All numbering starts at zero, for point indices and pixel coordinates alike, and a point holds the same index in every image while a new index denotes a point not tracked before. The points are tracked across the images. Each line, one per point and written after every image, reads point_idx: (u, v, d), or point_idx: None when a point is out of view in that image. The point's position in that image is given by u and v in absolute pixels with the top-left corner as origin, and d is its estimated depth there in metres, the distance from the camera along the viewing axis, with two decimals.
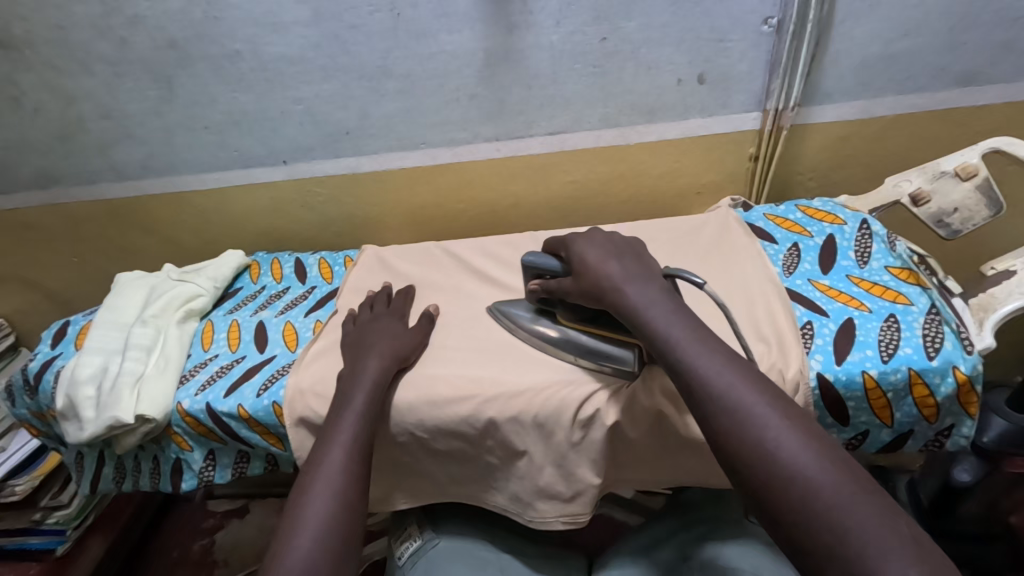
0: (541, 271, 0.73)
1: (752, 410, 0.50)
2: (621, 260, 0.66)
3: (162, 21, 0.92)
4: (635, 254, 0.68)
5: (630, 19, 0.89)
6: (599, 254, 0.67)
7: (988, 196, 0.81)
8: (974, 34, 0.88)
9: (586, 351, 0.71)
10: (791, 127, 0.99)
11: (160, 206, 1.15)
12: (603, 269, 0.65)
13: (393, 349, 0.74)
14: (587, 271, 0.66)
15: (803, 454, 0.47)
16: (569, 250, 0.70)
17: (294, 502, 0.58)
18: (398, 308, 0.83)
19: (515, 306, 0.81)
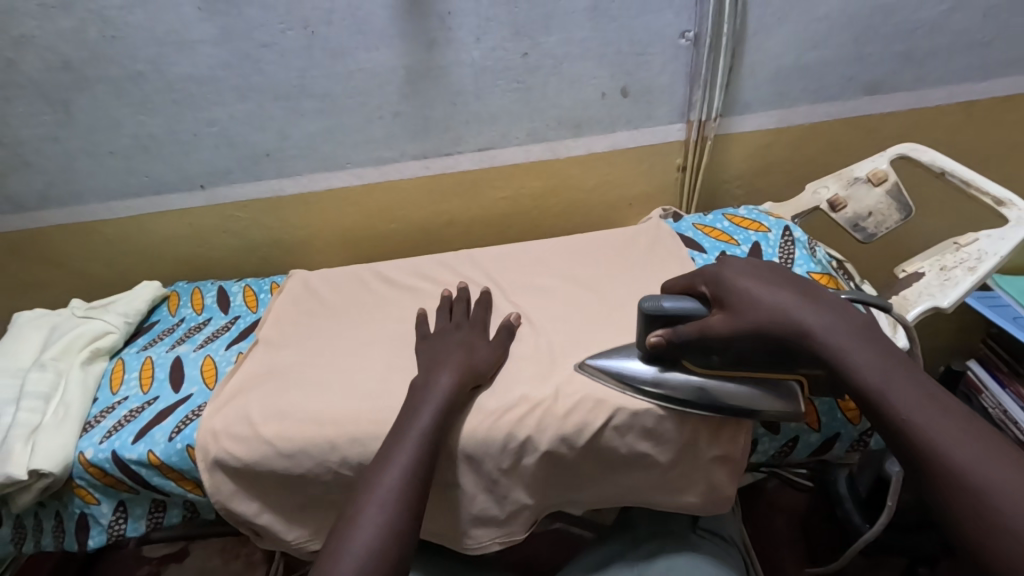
0: (671, 315, 0.62)
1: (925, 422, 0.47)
2: (780, 282, 0.57)
3: (53, 41, 0.86)
4: (790, 279, 0.59)
5: (550, 34, 0.89)
6: (761, 282, 0.58)
7: (898, 200, 0.85)
8: (875, 46, 0.92)
9: (746, 399, 0.65)
10: (715, 137, 1.01)
11: (66, 238, 1.06)
12: (773, 296, 0.56)
13: (465, 363, 0.72)
14: (755, 308, 0.56)
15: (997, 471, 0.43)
16: (719, 284, 0.60)
17: (345, 517, 0.56)
18: (478, 317, 0.81)
19: (610, 359, 0.71)
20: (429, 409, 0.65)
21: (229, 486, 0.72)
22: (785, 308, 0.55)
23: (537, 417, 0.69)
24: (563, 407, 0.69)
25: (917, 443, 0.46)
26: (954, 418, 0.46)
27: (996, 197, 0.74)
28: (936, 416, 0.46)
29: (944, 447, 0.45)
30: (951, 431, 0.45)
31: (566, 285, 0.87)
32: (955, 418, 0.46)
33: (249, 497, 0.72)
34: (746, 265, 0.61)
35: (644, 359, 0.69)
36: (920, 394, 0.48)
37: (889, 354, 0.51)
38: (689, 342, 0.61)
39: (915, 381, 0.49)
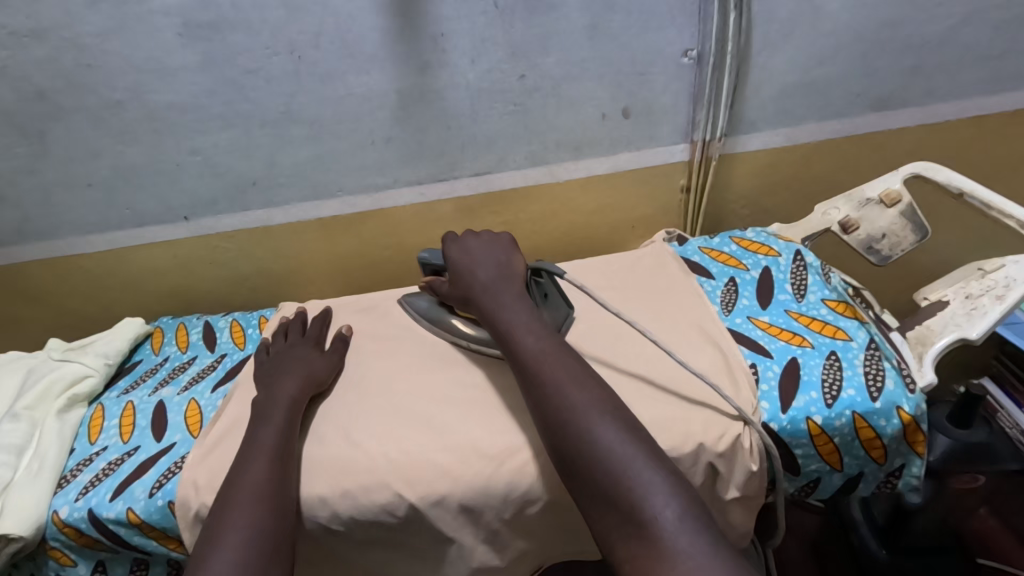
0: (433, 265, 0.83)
1: (578, 410, 0.56)
2: (491, 271, 0.72)
3: (25, 71, 0.81)
4: (507, 263, 0.73)
5: (548, 54, 0.86)
6: (472, 259, 0.74)
7: (914, 221, 0.81)
8: (884, 61, 0.90)
9: (482, 336, 0.78)
10: (720, 156, 0.98)
11: (42, 273, 1.01)
12: (477, 270, 0.72)
13: (307, 376, 0.75)
14: (460, 277, 0.73)
15: (618, 445, 0.53)
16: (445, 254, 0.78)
17: (218, 511, 0.59)
18: (313, 333, 0.83)
19: (416, 297, 0.87)
20: (275, 426, 0.67)
21: None
22: (480, 289, 0.70)
23: (540, 464, 0.65)
24: None
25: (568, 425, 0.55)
26: (625, 431, 0.54)
27: (1020, 219, 0.71)
28: (607, 427, 0.54)
29: (602, 442, 0.53)
30: (614, 442, 0.53)
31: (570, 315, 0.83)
32: (623, 430, 0.54)
33: None
34: (481, 243, 0.76)
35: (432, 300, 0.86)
36: (584, 398, 0.57)
37: (576, 369, 0.60)
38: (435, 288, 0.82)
39: (593, 396, 0.57)
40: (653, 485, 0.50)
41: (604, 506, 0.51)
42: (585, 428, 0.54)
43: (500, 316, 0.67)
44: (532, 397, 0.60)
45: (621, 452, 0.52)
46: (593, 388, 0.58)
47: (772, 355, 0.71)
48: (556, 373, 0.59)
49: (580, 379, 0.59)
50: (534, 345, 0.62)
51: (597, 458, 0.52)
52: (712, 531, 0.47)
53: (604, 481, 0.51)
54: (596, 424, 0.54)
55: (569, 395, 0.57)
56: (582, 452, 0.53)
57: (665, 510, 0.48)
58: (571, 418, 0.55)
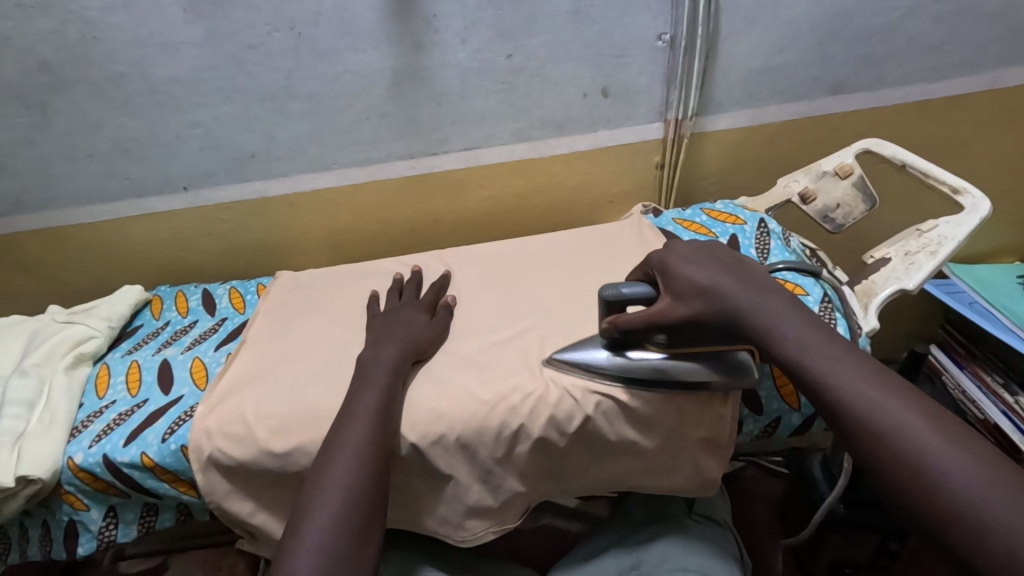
0: (629, 301, 0.65)
1: (884, 411, 0.43)
2: (735, 274, 0.56)
3: (31, 43, 0.84)
4: (736, 264, 0.59)
5: (533, 36, 0.92)
6: (708, 270, 0.57)
7: (863, 192, 0.89)
8: (839, 48, 0.98)
9: (698, 370, 0.69)
10: (691, 135, 1.05)
11: (39, 244, 1.04)
12: (719, 284, 0.56)
13: (409, 339, 0.77)
14: (700, 292, 0.56)
15: (963, 467, 0.39)
16: (666, 272, 0.60)
17: (319, 464, 0.60)
18: (425, 299, 0.85)
19: (578, 352, 0.74)
20: (378, 387, 0.68)
21: (222, 486, 0.71)
22: (741, 308, 0.54)
23: (530, 406, 0.71)
24: (558, 398, 0.71)
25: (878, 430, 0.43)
26: (967, 447, 0.40)
27: (951, 185, 0.79)
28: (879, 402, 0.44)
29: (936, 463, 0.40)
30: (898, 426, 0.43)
31: (556, 280, 0.90)
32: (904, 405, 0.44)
33: (242, 497, 0.72)
34: (698, 251, 0.61)
35: (605, 347, 0.73)
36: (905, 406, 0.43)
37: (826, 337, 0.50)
38: (635, 329, 0.64)
39: (914, 403, 0.43)
40: (981, 478, 0.38)
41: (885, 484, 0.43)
42: (905, 438, 0.42)
43: (743, 302, 0.54)
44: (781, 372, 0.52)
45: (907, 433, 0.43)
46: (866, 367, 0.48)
47: None
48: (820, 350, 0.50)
49: (883, 378, 0.46)
50: (795, 335, 0.51)
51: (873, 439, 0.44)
52: None
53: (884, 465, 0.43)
54: (866, 396, 0.45)
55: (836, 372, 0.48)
56: (906, 469, 0.41)
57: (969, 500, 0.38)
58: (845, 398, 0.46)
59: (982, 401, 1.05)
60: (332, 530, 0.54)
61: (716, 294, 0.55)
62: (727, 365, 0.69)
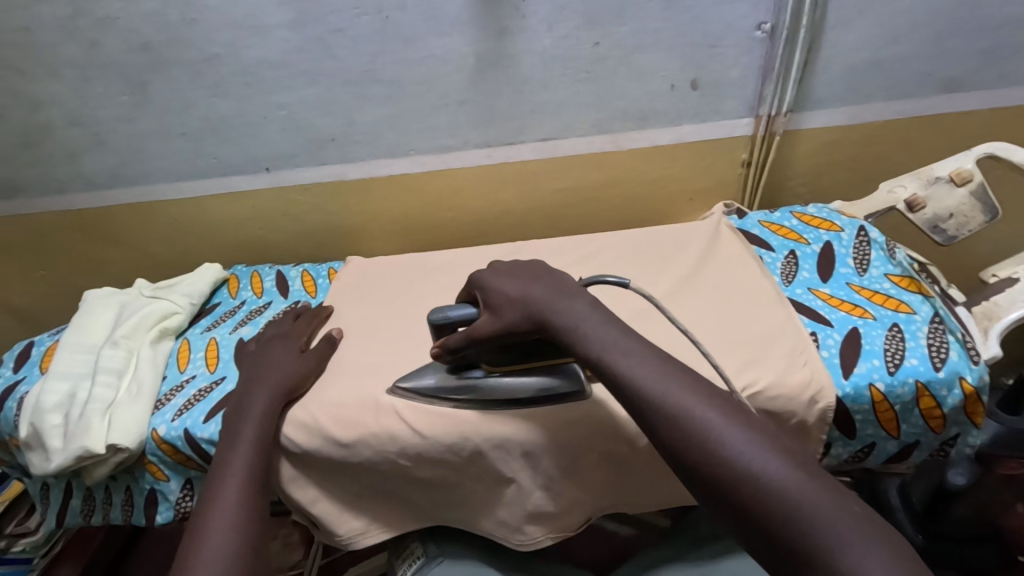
0: (456, 323, 0.66)
1: (694, 413, 0.47)
2: (547, 282, 0.61)
3: (134, 23, 0.86)
4: (545, 272, 0.62)
5: (624, 23, 0.87)
6: (517, 283, 0.62)
7: (983, 202, 0.81)
8: (961, 41, 0.89)
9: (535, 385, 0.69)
10: (784, 133, 0.99)
11: (131, 218, 1.08)
12: (534, 293, 0.60)
13: (280, 377, 0.74)
14: (514, 302, 0.61)
15: (759, 455, 0.43)
16: (484, 290, 0.64)
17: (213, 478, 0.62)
18: (301, 329, 0.84)
19: (418, 378, 0.73)
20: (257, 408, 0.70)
21: (288, 471, 0.73)
22: (548, 313, 0.58)
23: (603, 414, 0.68)
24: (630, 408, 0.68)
25: (686, 428, 0.46)
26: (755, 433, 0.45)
27: None
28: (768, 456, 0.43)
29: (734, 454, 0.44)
30: (795, 487, 0.41)
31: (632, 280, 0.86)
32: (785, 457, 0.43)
33: (306, 483, 0.74)
34: (514, 267, 0.65)
35: (441, 372, 0.73)
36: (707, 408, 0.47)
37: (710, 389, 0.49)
38: (462, 348, 0.66)
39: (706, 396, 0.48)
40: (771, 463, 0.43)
41: (787, 558, 0.40)
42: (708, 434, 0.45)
43: (553, 308, 0.58)
44: (656, 443, 0.49)
45: (799, 491, 0.41)
46: (749, 419, 0.47)
47: (833, 324, 0.73)
48: (703, 411, 0.47)
49: (679, 375, 0.50)
50: (609, 343, 0.54)
51: (772, 504, 0.41)
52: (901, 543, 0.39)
53: (786, 537, 0.40)
54: (714, 422, 0.46)
55: (723, 436, 0.45)
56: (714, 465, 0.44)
57: (862, 560, 0.37)
58: (731, 462, 0.44)
59: None
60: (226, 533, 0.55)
61: (528, 303, 0.60)
62: (555, 376, 0.69)
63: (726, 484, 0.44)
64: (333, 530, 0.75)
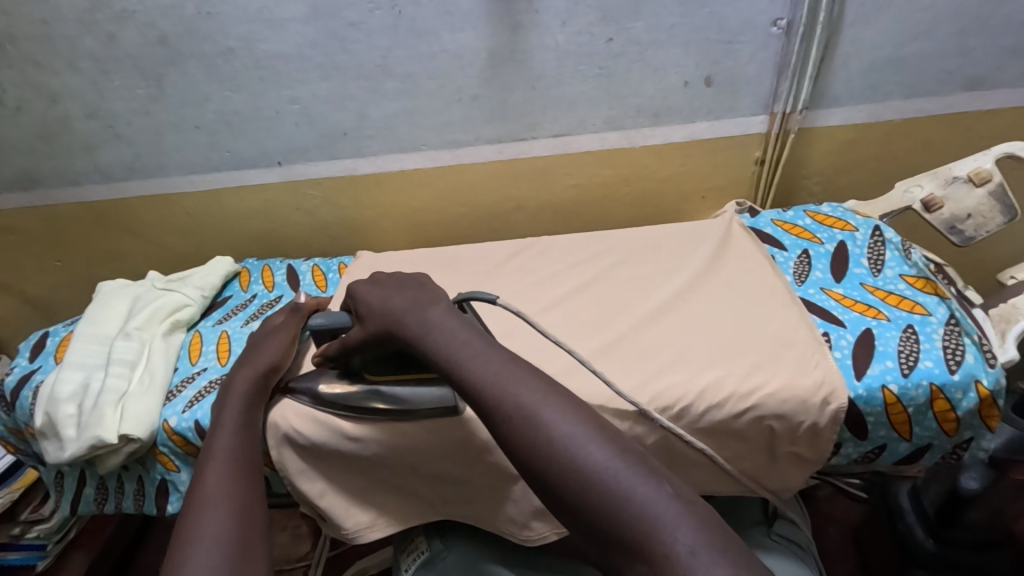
0: (333, 329, 0.70)
1: (529, 407, 0.45)
2: (408, 292, 0.61)
3: (152, 16, 0.87)
4: (407, 280, 0.64)
5: (638, 19, 0.86)
6: (382, 293, 0.62)
7: (1002, 203, 0.79)
8: (983, 38, 0.87)
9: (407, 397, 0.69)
10: (799, 130, 0.97)
11: (146, 210, 1.09)
12: (391, 303, 0.60)
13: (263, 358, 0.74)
14: (373, 311, 0.61)
15: (591, 445, 0.42)
16: (353, 298, 0.65)
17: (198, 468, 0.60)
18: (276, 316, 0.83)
19: (311, 380, 0.74)
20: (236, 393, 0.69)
21: (296, 463, 0.74)
22: (402, 318, 0.58)
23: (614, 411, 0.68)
24: None
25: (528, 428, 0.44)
26: (585, 421, 0.44)
27: None
28: (594, 447, 0.42)
29: (567, 450, 0.42)
30: (612, 473, 0.40)
31: (642, 278, 0.85)
32: (612, 447, 0.42)
33: (314, 476, 0.75)
34: (391, 277, 0.66)
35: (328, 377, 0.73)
36: (548, 401, 0.46)
37: (551, 385, 0.48)
38: (337, 353, 0.69)
39: (541, 387, 0.47)
40: (601, 452, 0.42)
41: (611, 546, 0.39)
42: (540, 426, 0.44)
43: (408, 317, 0.58)
44: (503, 445, 0.46)
45: (616, 478, 0.40)
46: (579, 409, 0.45)
47: (846, 325, 0.72)
48: (537, 403, 0.46)
49: (519, 370, 0.49)
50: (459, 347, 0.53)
51: (589, 493, 0.40)
52: (717, 523, 0.38)
53: (605, 527, 0.39)
54: (552, 418, 0.44)
55: (556, 427, 0.44)
56: (547, 458, 0.43)
57: (675, 542, 0.37)
58: (564, 452, 0.42)
59: None
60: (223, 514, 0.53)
61: (386, 312, 0.60)
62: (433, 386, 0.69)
63: (554, 476, 0.42)
64: (341, 523, 0.75)
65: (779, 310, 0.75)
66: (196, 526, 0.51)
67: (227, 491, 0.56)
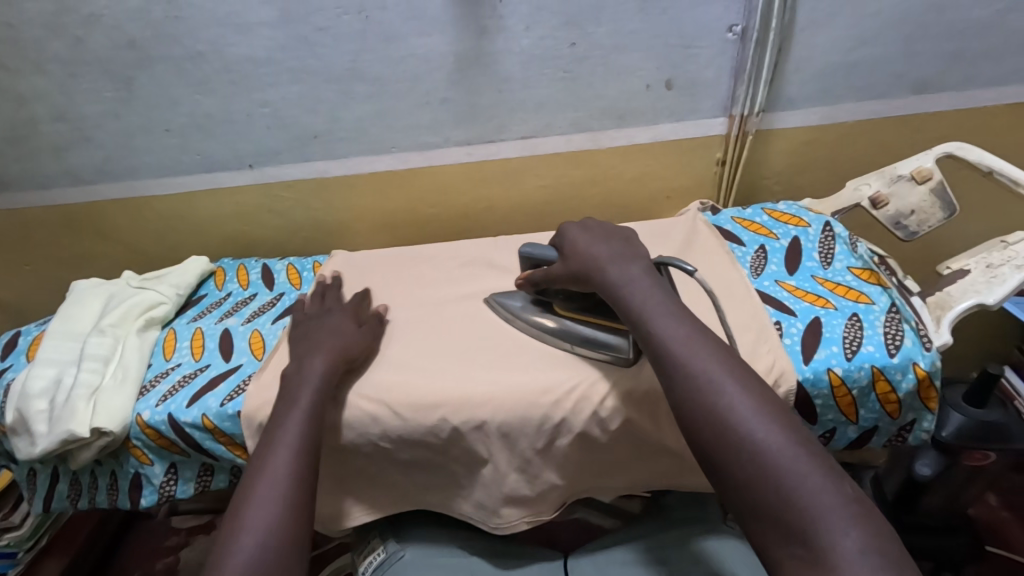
0: (537, 260, 0.78)
1: (711, 377, 0.54)
2: (612, 245, 0.70)
3: (120, 20, 0.89)
4: (623, 240, 0.72)
5: (600, 24, 0.90)
6: (589, 240, 0.72)
7: (942, 199, 0.84)
8: (926, 44, 0.92)
9: (587, 337, 0.74)
10: (757, 132, 1.02)
11: (118, 213, 1.10)
12: (593, 251, 0.70)
13: (338, 347, 0.74)
14: (577, 253, 0.71)
15: (766, 432, 0.49)
16: (562, 237, 0.75)
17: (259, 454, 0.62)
18: (351, 305, 0.84)
19: (512, 299, 0.83)
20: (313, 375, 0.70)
21: None
22: (602, 263, 0.68)
23: (576, 397, 0.70)
24: (603, 395, 0.70)
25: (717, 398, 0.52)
26: (759, 404, 0.51)
27: None
28: (771, 431, 0.49)
29: (747, 431, 0.50)
30: (787, 461, 0.47)
31: None
32: (787, 436, 0.49)
33: None
34: (598, 225, 0.75)
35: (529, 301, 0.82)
36: (731, 381, 0.53)
37: (733, 361, 0.55)
38: (538, 280, 0.77)
39: (726, 366, 0.54)
40: (779, 439, 0.49)
41: (767, 523, 0.47)
42: (725, 405, 0.52)
43: (607, 268, 0.67)
44: (682, 409, 0.54)
45: (794, 467, 0.47)
46: (761, 392, 0.52)
47: (796, 314, 0.76)
48: (724, 380, 0.53)
49: (698, 342, 0.57)
50: (648, 304, 0.61)
51: (758, 478, 0.48)
52: (877, 524, 0.44)
53: (770, 506, 0.47)
54: (736, 399, 0.52)
55: (736, 408, 0.51)
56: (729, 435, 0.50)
57: (843, 538, 0.43)
58: (739, 430, 0.50)
59: None
60: (279, 516, 0.56)
61: (586, 263, 0.69)
62: (617, 336, 0.72)
63: (726, 450, 0.50)
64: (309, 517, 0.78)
65: (733, 301, 0.78)
66: (247, 522, 0.55)
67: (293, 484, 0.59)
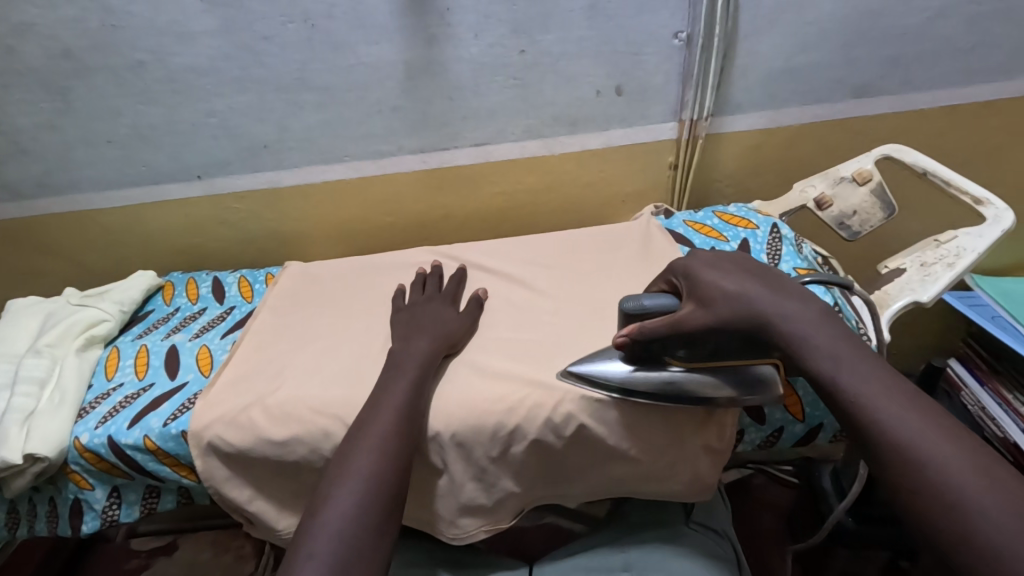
0: (649, 312, 0.62)
1: (888, 404, 0.47)
2: (764, 284, 0.56)
3: (54, 30, 0.86)
4: (763, 271, 0.59)
5: (548, 32, 0.91)
6: (734, 279, 0.57)
7: (882, 200, 0.87)
8: (865, 50, 0.95)
9: (732, 388, 0.64)
10: (707, 136, 1.03)
11: (60, 229, 1.06)
12: (746, 291, 0.55)
13: (442, 332, 0.77)
14: (736, 299, 0.55)
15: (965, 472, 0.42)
16: (690, 279, 0.59)
17: (345, 450, 0.62)
18: (449, 291, 0.85)
19: (597, 367, 0.69)
20: (409, 374, 0.69)
21: (221, 471, 0.73)
22: (770, 314, 0.54)
23: (530, 405, 0.70)
24: (558, 402, 0.69)
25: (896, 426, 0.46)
26: (950, 440, 0.44)
27: (973, 196, 0.77)
28: (970, 472, 0.42)
29: (937, 470, 0.43)
30: (1007, 520, 0.40)
31: (559, 282, 0.88)
32: (992, 479, 0.42)
33: (240, 484, 0.74)
34: (723, 258, 0.61)
35: (624, 361, 0.67)
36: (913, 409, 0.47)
37: (907, 386, 0.49)
38: (654, 340, 0.61)
39: (904, 394, 0.48)
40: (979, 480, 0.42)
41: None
42: (909, 435, 0.45)
43: (777, 311, 0.54)
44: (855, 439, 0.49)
45: (1006, 516, 0.40)
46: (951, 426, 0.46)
47: None
48: (895, 403, 0.47)
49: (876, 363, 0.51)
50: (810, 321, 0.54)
51: (959, 522, 0.41)
52: None
53: (971, 555, 0.40)
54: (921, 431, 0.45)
55: (923, 442, 0.45)
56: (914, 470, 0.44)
57: None
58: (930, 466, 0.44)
59: (1001, 419, 0.99)
60: (347, 520, 0.55)
61: (748, 300, 0.55)
62: (760, 376, 0.64)
63: (918, 487, 0.44)
64: (272, 525, 0.75)
65: None
66: (313, 527, 0.54)
67: (369, 490, 0.57)
